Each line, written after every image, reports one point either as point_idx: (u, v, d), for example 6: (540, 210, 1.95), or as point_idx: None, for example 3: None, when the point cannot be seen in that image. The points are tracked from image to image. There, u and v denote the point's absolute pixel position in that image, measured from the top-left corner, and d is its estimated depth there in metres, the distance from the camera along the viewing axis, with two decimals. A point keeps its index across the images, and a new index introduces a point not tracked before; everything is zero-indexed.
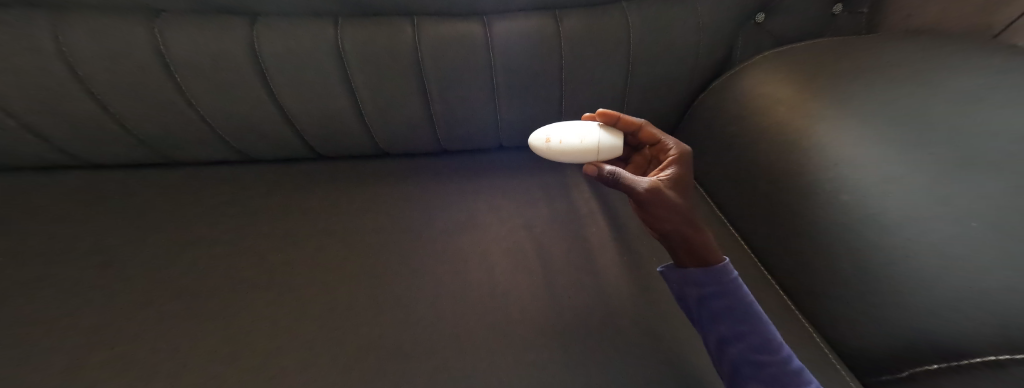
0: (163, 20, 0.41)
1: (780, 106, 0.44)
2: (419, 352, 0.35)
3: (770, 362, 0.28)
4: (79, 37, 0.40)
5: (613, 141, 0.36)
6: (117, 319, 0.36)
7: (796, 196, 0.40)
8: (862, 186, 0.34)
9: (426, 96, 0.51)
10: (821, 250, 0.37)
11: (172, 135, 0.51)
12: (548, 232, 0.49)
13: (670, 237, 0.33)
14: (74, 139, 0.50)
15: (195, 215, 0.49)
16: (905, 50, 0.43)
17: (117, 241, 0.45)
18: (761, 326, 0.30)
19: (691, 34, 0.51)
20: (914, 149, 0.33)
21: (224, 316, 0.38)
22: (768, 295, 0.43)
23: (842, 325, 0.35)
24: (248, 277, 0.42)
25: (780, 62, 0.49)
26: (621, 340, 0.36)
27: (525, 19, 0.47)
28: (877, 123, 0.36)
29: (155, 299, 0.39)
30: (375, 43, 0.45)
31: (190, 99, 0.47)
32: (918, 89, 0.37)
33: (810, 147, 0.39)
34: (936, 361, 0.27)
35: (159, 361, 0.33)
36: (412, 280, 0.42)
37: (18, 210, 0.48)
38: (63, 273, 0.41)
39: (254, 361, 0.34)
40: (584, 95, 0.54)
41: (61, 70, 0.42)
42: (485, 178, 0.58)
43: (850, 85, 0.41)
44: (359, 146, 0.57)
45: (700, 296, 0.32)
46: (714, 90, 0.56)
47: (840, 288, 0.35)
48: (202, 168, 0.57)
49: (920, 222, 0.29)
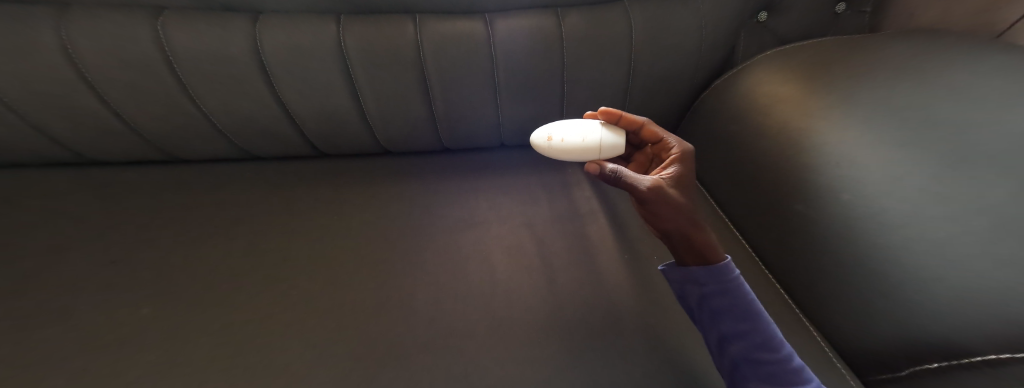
0: (166, 18, 0.42)
1: (781, 105, 0.44)
2: (419, 349, 0.35)
3: (770, 360, 0.28)
4: (85, 35, 0.41)
5: (614, 139, 0.36)
6: (124, 314, 0.37)
7: (797, 195, 0.39)
8: (863, 185, 0.34)
9: (427, 94, 0.51)
10: (822, 250, 0.36)
11: (176, 133, 0.52)
12: (549, 231, 0.49)
13: (671, 235, 0.33)
14: (81, 136, 0.51)
15: (200, 212, 0.50)
16: (907, 50, 0.42)
17: (123, 237, 0.46)
18: (762, 324, 0.29)
19: (693, 32, 0.51)
20: (915, 148, 0.33)
21: (229, 312, 0.38)
22: (769, 294, 0.43)
23: (842, 324, 0.35)
24: (252, 274, 0.42)
25: (783, 60, 0.49)
26: (621, 338, 0.37)
27: (526, 17, 0.47)
28: (880, 121, 0.36)
29: (161, 294, 0.40)
30: (375, 41, 0.45)
31: (193, 97, 0.48)
32: (921, 88, 0.37)
33: (811, 146, 0.39)
34: (936, 360, 0.27)
35: (164, 356, 0.34)
36: (413, 277, 0.43)
37: (27, 206, 0.49)
38: (72, 268, 0.41)
39: (256, 358, 0.34)
40: (585, 93, 0.54)
41: (67, 69, 0.43)
42: (486, 176, 0.58)
43: (853, 83, 0.41)
44: (361, 144, 0.58)
45: (701, 294, 0.32)
46: (716, 88, 0.55)
47: (841, 287, 0.35)
48: (206, 165, 0.58)
49: (920, 221, 0.29)
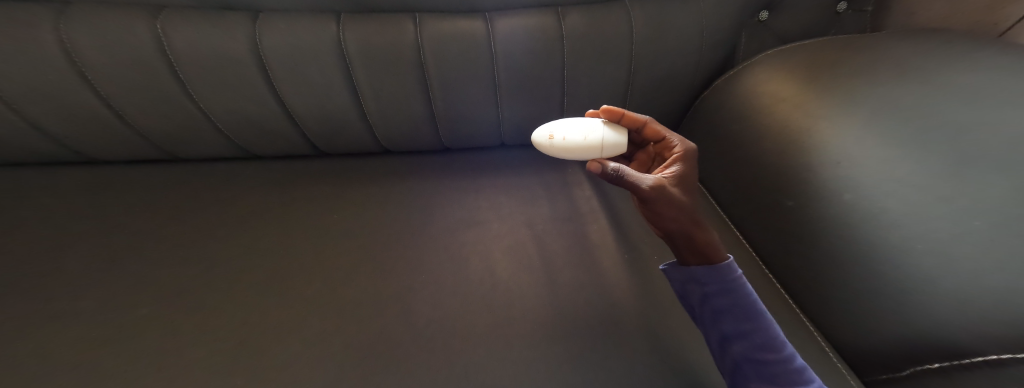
0: (165, 17, 0.42)
1: (782, 105, 0.44)
2: (418, 348, 0.35)
3: (772, 361, 0.28)
4: (84, 33, 0.41)
5: (616, 138, 0.36)
6: (122, 313, 0.37)
7: (797, 195, 0.39)
8: (865, 185, 0.34)
9: (427, 93, 0.51)
10: (823, 249, 0.36)
11: (174, 131, 0.52)
12: (549, 230, 0.49)
13: (672, 234, 0.33)
14: (80, 135, 0.50)
15: (199, 211, 0.50)
16: (908, 49, 0.42)
17: (122, 236, 0.46)
18: (764, 324, 0.29)
19: (694, 31, 0.51)
20: (917, 148, 0.33)
21: (227, 311, 0.38)
22: (769, 294, 0.43)
23: (843, 324, 0.35)
24: (251, 274, 0.42)
25: (784, 59, 0.49)
26: (621, 338, 0.37)
27: (526, 16, 0.47)
28: (881, 121, 0.36)
29: (159, 294, 0.39)
30: (376, 40, 0.45)
31: (193, 96, 0.48)
32: (923, 87, 0.37)
33: (813, 146, 0.39)
34: (937, 360, 0.27)
35: (161, 356, 0.34)
36: (413, 277, 0.42)
37: (25, 205, 0.49)
38: (69, 267, 0.41)
39: (255, 357, 0.34)
40: (586, 92, 0.54)
41: (66, 67, 0.43)
42: (486, 175, 0.58)
43: (854, 83, 0.41)
44: (360, 143, 0.58)
45: (702, 294, 0.32)
46: (717, 88, 0.55)
47: (842, 287, 0.34)
48: (205, 164, 0.58)
49: (922, 221, 0.29)
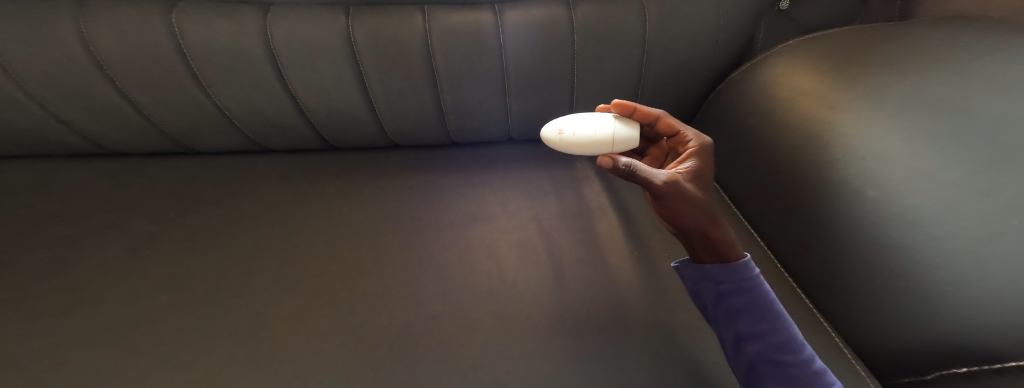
0: (178, 11, 0.42)
1: (804, 98, 0.42)
2: (425, 340, 0.36)
3: (790, 362, 0.27)
4: (103, 31, 0.42)
5: (629, 132, 0.35)
6: (142, 302, 0.39)
7: (818, 193, 0.38)
8: (891, 182, 0.32)
9: (437, 87, 0.51)
10: (843, 252, 0.35)
11: (190, 125, 0.53)
12: (558, 225, 0.48)
13: (687, 231, 0.32)
14: (100, 128, 0.52)
15: (214, 203, 0.51)
16: (938, 38, 0.40)
17: (141, 228, 0.47)
18: (782, 324, 0.29)
19: (710, 22, 0.49)
20: (951, 142, 0.31)
21: (241, 301, 0.39)
22: (784, 293, 0.42)
23: (862, 326, 0.34)
24: (266, 265, 0.43)
25: (805, 50, 0.47)
26: (631, 336, 0.36)
27: (538, 7, 0.46)
28: (908, 115, 0.34)
29: (179, 283, 0.41)
30: (384, 34, 0.45)
31: (206, 90, 0.48)
32: (957, 76, 0.34)
33: (833, 141, 0.38)
34: (966, 364, 0.27)
35: (181, 341, 0.35)
36: (421, 270, 0.43)
37: (48, 195, 0.50)
38: (91, 258, 0.43)
39: (264, 348, 0.35)
40: (596, 86, 0.53)
41: (85, 62, 0.44)
42: (495, 169, 0.57)
43: (880, 73, 0.39)
44: (370, 137, 0.58)
45: (716, 293, 0.31)
46: (731, 81, 0.54)
47: (863, 290, 0.33)
48: (220, 156, 0.59)
49: (954, 220, 0.28)
